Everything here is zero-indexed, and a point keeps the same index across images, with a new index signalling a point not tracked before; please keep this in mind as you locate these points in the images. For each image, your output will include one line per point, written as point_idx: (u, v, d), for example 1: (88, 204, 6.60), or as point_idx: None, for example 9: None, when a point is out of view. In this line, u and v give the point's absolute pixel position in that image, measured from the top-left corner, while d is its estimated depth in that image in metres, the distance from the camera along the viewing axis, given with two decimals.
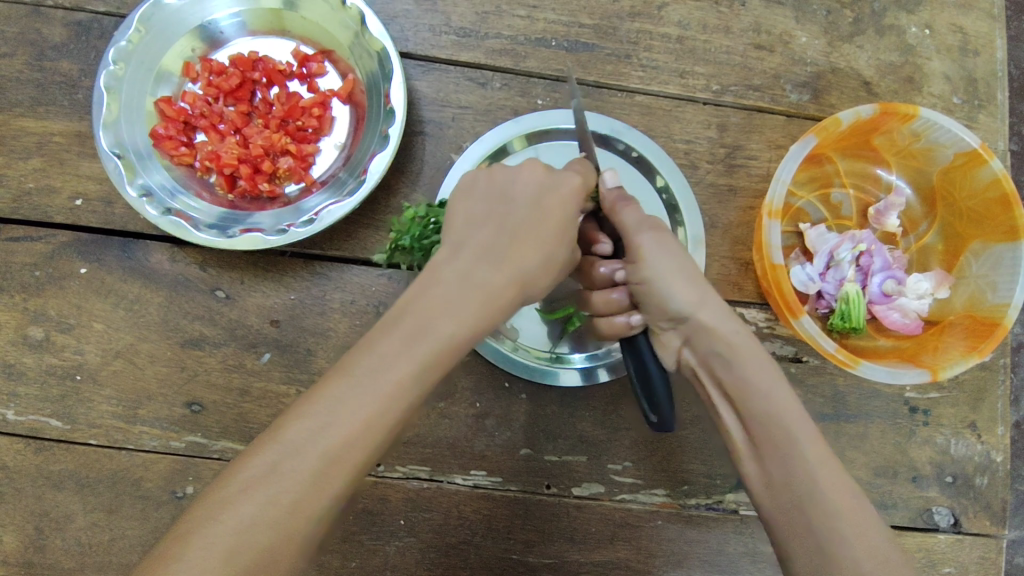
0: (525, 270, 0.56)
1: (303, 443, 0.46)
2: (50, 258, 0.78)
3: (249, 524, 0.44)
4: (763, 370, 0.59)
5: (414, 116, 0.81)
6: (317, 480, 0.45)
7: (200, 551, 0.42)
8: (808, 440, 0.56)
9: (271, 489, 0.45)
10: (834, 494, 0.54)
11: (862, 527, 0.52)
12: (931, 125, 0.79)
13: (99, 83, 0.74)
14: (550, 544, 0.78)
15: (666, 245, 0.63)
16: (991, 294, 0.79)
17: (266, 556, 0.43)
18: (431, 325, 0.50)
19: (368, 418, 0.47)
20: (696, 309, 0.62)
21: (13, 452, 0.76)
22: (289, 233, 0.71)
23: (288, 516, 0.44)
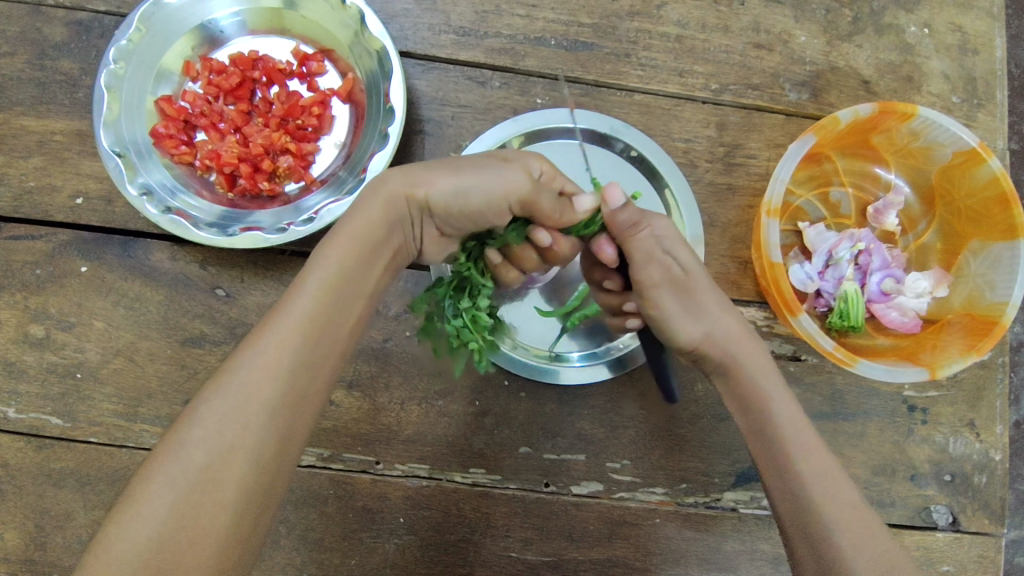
0: (411, 172, 0.58)
1: (224, 374, 0.49)
2: (51, 256, 0.78)
3: (186, 446, 0.47)
4: (762, 386, 0.63)
5: (414, 116, 0.81)
6: (242, 396, 0.48)
7: (151, 485, 0.46)
8: (806, 453, 0.60)
9: (200, 416, 0.48)
10: (833, 502, 0.58)
11: (861, 533, 0.57)
12: (930, 124, 0.80)
13: (100, 82, 0.74)
14: (548, 542, 0.78)
15: (675, 286, 0.62)
16: (989, 292, 0.79)
17: (203, 470, 0.46)
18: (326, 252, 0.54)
19: (280, 335, 0.50)
20: (703, 342, 0.64)
21: (14, 450, 0.76)
22: (289, 231, 0.71)
23: (220, 433, 0.47)
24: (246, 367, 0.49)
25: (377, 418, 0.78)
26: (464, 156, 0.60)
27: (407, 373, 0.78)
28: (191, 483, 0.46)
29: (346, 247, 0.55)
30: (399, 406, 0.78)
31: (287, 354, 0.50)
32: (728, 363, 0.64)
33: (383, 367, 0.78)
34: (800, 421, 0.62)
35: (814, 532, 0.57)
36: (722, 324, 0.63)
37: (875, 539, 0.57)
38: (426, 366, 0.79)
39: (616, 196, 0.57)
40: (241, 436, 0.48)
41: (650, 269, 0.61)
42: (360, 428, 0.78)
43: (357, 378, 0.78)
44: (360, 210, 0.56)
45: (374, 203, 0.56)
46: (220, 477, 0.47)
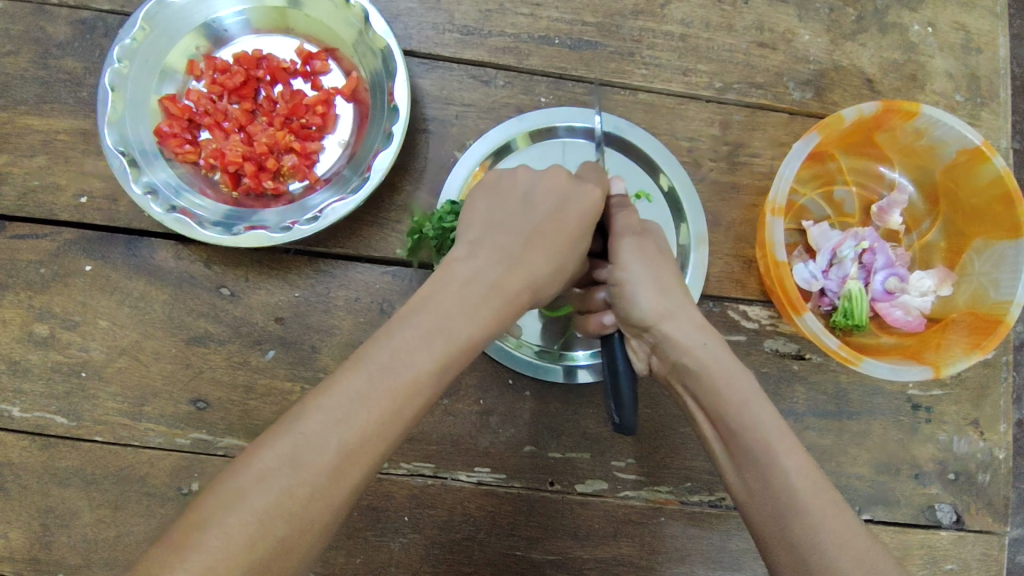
0: (536, 276, 0.59)
1: (321, 437, 0.46)
2: (55, 255, 0.78)
3: (266, 513, 0.43)
4: (733, 379, 0.60)
5: (418, 115, 0.81)
6: (348, 445, 0.47)
7: (215, 547, 0.41)
8: (782, 449, 0.56)
9: (288, 480, 0.44)
10: (813, 501, 0.53)
11: (846, 532, 0.52)
12: (935, 123, 0.79)
13: (103, 81, 0.74)
14: (553, 540, 0.78)
15: (646, 259, 0.65)
16: (994, 290, 0.79)
17: (277, 547, 0.43)
18: (449, 322, 0.53)
19: (395, 393, 0.49)
20: (661, 319, 0.63)
21: (19, 449, 0.76)
22: (294, 230, 0.72)
23: (304, 507, 0.44)
24: (358, 413, 0.47)
25: None
26: (560, 217, 0.60)
27: None
28: (263, 557, 0.42)
29: (466, 325, 0.53)
30: None
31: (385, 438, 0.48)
32: (699, 356, 0.61)
33: None
34: (774, 416, 0.58)
35: (796, 532, 0.52)
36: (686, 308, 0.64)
37: (861, 543, 0.51)
38: None
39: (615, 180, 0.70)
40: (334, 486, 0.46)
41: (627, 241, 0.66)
42: None
43: None
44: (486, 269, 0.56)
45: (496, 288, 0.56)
46: (292, 556, 0.44)
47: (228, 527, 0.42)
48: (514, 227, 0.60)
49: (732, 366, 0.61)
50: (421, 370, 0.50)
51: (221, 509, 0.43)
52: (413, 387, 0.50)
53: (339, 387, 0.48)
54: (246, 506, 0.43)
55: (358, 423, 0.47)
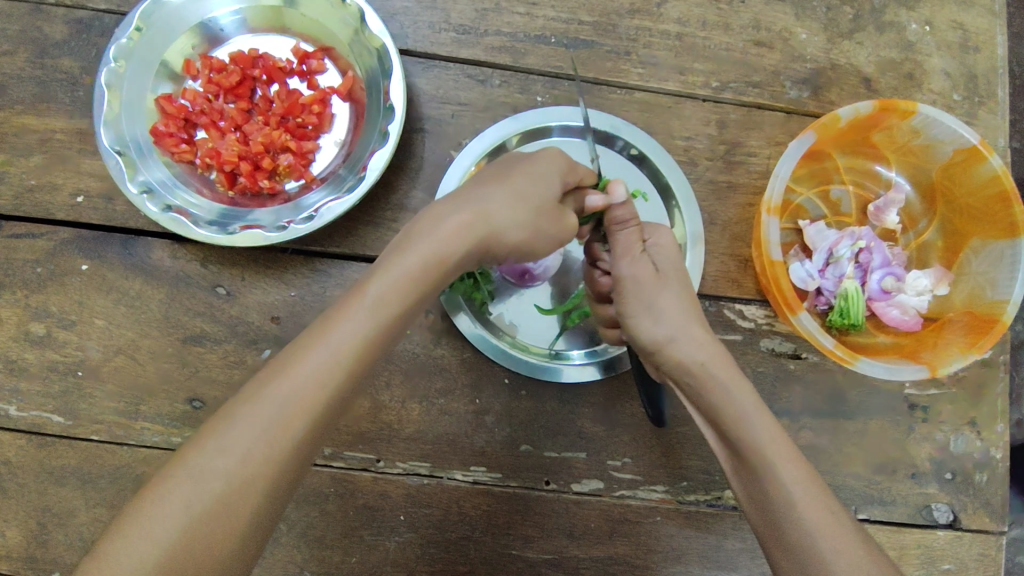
0: (484, 220, 0.55)
1: (247, 409, 0.46)
2: (52, 255, 0.79)
3: (206, 472, 0.45)
4: (729, 391, 0.59)
5: (413, 114, 0.81)
6: (274, 420, 0.46)
7: (157, 508, 0.44)
8: (779, 462, 0.57)
9: (215, 463, 0.45)
10: (809, 510, 0.55)
11: (843, 538, 0.53)
12: (931, 122, 0.79)
13: (100, 80, 0.74)
14: (549, 539, 0.78)
15: (642, 284, 0.63)
16: (991, 290, 0.79)
17: (213, 504, 0.44)
18: (388, 273, 0.51)
19: (321, 367, 0.48)
20: (665, 345, 0.61)
21: (16, 448, 0.77)
22: (289, 229, 0.72)
23: (239, 463, 0.45)
24: (283, 389, 0.47)
25: (378, 415, 0.78)
26: (523, 187, 0.57)
27: (408, 371, 0.79)
28: (200, 517, 0.44)
29: (410, 275, 0.52)
30: (399, 404, 0.78)
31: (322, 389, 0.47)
32: (698, 369, 0.60)
33: (384, 365, 0.79)
34: (772, 426, 0.58)
35: (795, 542, 0.54)
36: (686, 327, 0.61)
37: (855, 548, 0.53)
38: (426, 364, 0.79)
39: (618, 189, 0.61)
40: (265, 464, 0.45)
41: (625, 262, 0.63)
42: (360, 426, 0.78)
43: None
44: (433, 241, 0.53)
45: (437, 225, 0.54)
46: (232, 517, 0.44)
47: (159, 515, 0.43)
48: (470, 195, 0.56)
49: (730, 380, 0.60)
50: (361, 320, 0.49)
51: (152, 498, 0.44)
52: (355, 338, 0.49)
53: (268, 366, 0.48)
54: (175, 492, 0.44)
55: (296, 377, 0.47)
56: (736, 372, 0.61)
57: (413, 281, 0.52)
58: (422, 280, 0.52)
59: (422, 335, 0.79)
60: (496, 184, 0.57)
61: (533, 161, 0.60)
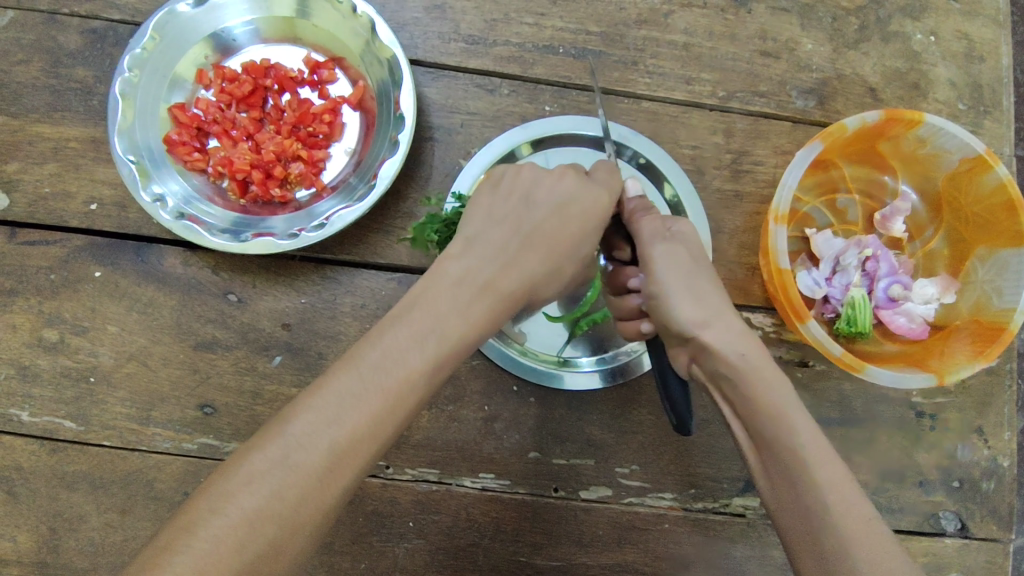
0: (532, 278, 0.58)
1: (312, 427, 0.47)
2: (65, 262, 0.79)
3: (252, 517, 0.44)
4: (764, 386, 0.57)
5: (423, 123, 0.82)
6: (335, 441, 0.47)
7: (195, 552, 0.43)
8: (814, 461, 0.54)
9: (277, 480, 0.46)
10: (844, 516, 0.51)
11: (884, 555, 0.49)
12: (937, 131, 0.80)
13: (114, 89, 0.76)
14: (557, 547, 0.79)
15: (671, 261, 0.63)
16: (997, 299, 0.79)
17: (263, 549, 0.44)
18: (442, 322, 0.52)
19: (385, 390, 0.49)
20: (700, 328, 0.61)
21: (28, 453, 0.77)
22: (301, 237, 0.72)
23: (293, 509, 0.46)
24: (346, 409, 0.48)
25: None
26: (562, 239, 0.60)
27: None
28: (249, 563, 0.44)
29: (474, 307, 0.54)
30: None
31: (371, 438, 0.48)
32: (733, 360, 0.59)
33: None
34: (810, 427, 0.55)
35: (828, 553, 0.51)
36: (723, 309, 0.61)
37: (892, 556, 0.49)
38: None
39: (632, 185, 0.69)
40: (324, 483, 0.47)
41: (655, 243, 0.64)
42: None
43: None
44: (482, 280, 0.55)
45: (487, 267, 0.56)
46: (281, 561, 0.45)
47: (215, 524, 0.44)
48: (513, 229, 0.58)
49: (765, 371, 0.58)
50: (411, 370, 0.50)
51: (207, 507, 0.45)
52: (404, 386, 0.50)
53: (327, 379, 0.49)
54: (232, 504, 0.45)
55: (347, 426, 0.48)
56: (775, 369, 0.59)
57: (474, 315, 0.54)
58: (482, 314, 0.54)
59: None
60: (541, 231, 0.59)
61: (567, 199, 0.61)
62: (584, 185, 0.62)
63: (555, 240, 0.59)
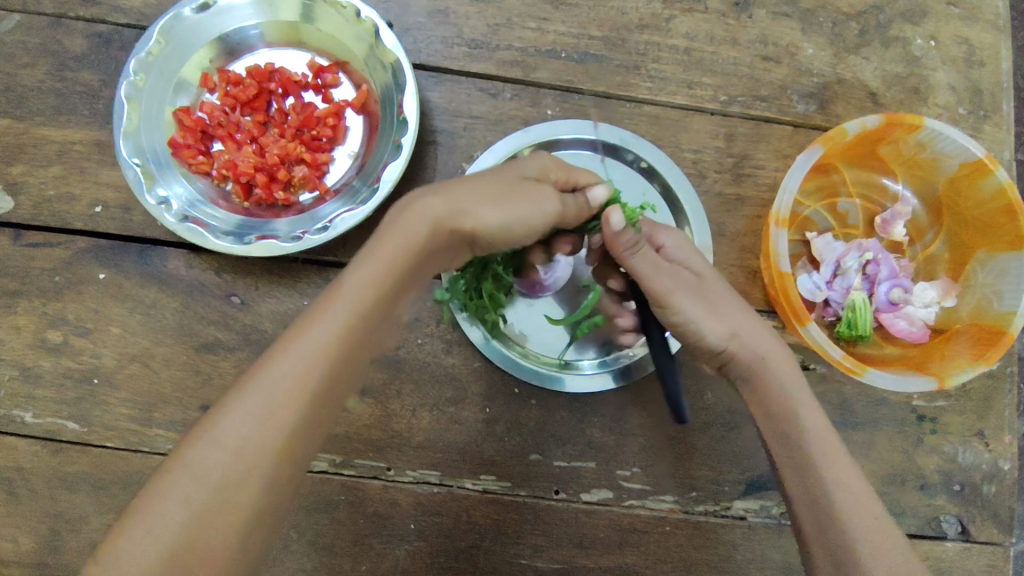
0: (456, 207, 0.60)
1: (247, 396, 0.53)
2: (69, 263, 0.80)
3: (208, 463, 0.51)
4: (788, 392, 0.64)
5: (426, 127, 0.83)
6: (271, 404, 0.53)
7: (169, 498, 0.50)
8: (829, 461, 0.61)
9: (221, 445, 0.51)
10: (853, 511, 0.59)
11: (885, 542, 0.58)
12: (937, 136, 0.80)
13: (119, 93, 0.76)
14: (558, 549, 0.79)
15: (694, 293, 0.64)
16: (997, 302, 0.80)
17: (218, 489, 0.51)
18: (353, 284, 0.56)
19: (307, 351, 0.54)
20: (729, 341, 0.65)
21: (30, 454, 0.77)
22: (304, 240, 0.73)
23: (238, 451, 0.52)
24: (275, 376, 0.53)
25: (388, 424, 0.79)
26: (493, 179, 0.63)
27: (419, 381, 0.79)
28: (204, 516, 0.50)
29: (384, 266, 0.57)
30: (410, 413, 0.79)
31: (306, 384, 0.53)
32: (757, 364, 0.64)
33: (394, 374, 0.79)
34: (827, 431, 0.62)
35: (832, 538, 0.59)
36: (748, 324, 0.65)
37: (893, 547, 0.58)
38: (437, 373, 0.80)
39: (615, 218, 0.60)
40: (265, 440, 0.52)
41: (664, 277, 0.63)
42: (371, 435, 0.79)
43: (369, 385, 0.79)
44: (396, 233, 0.58)
45: (403, 225, 0.59)
46: (238, 499, 0.51)
47: (174, 492, 0.50)
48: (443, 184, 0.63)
49: (789, 379, 0.64)
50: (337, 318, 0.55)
51: (165, 480, 0.51)
52: (332, 333, 0.55)
53: (262, 356, 0.55)
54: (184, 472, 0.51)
55: (280, 388, 0.53)
56: (796, 373, 0.65)
57: (385, 273, 0.57)
58: (394, 271, 0.58)
59: (433, 344, 0.80)
60: (466, 180, 0.63)
61: (514, 165, 0.66)
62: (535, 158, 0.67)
63: (485, 180, 0.62)
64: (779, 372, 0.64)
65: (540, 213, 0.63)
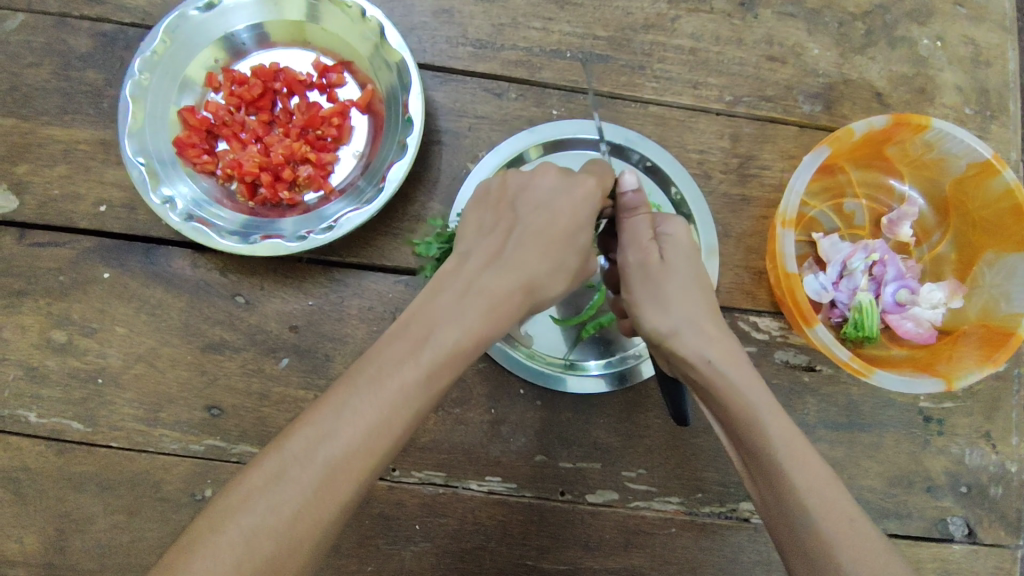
0: (540, 289, 0.58)
1: (313, 447, 0.48)
2: (74, 263, 0.80)
3: (266, 508, 0.46)
4: (743, 397, 0.59)
5: (431, 127, 0.83)
6: (335, 461, 0.48)
7: (212, 552, 0.44)
8: (795, 465, 0.56)
9: (278, 497, 0.46)
10: (827, 520, 0.54)
11: (859, 545, 0.52)
12: (945, 136, 0.80)
13: (125, 92, 0.76)
14: (564, 550, 0.78)
15: (648, 278, 0.64)
16: (1005, 303, 0.79)
17: (272, 548, 0.45)
18: (440, 340, 0.52)
19: (384, 410, 0.49)
20: (670, 339, 0.62)
21: (36, 454, 0.77)
22: (309, 239, 0.73)
23: (289, 527, 0.46)
24: (343, 429, 0.48)
25: None
26: (566, 250, 0.60)
27: None
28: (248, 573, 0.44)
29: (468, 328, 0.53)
30: None
31: (383, 440, 0.49)
32: (707, 369, 0.60)
33: None
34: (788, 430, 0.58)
35: (807, 545, 0.54)
36: (697, 323, 0.62)
37: (877, 557, 0.52)
38: None
39: (628, 178, 0.66)
40: (326, 500, 0.47)
41: (636, 250, 0.64)
42: None
43: None
44: (488, 299, 0.55)
45: (497, 288, 0.56)
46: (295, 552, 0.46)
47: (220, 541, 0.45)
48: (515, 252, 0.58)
49: (745, 378, 0.60)
50: (412, 387, 0.50)
51: (211, 529, 0.46)
52: (416, 389, 0.50)
53: (325, 401, 0.50)
54: (233, 524, 0.45)
55: (347, 441, 0.48)
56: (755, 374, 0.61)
57: (472, 333, 0.53)
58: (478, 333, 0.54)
59: None
60: (540, 250, 0.58)
61: (556, 198, 0.61)
62: (572, 179, 0.62)
63: (557, 254, 0.59)
64: (729, 372, 0.60)
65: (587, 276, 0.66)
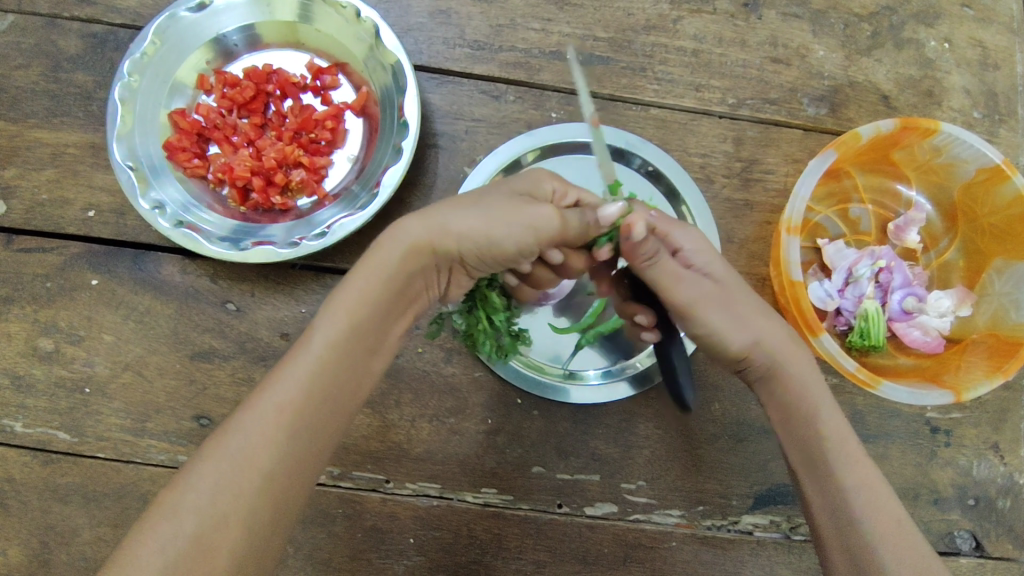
0: (446, 220, 0.55)
1: (235, 426, 0.50)
2: (62, 269, 0.78)
3: (194, 488, 0.48)
4: (803, 394, 0.63)
5: (427, 130, 0.81)
6: (256, 436, 0.49)
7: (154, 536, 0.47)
8: (846, 462, 0.60)
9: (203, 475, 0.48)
10: (873, 515, 0.58)
11: (901, 541, 0.57)
12: (953, 140, 0.78)
13: (113, 94, 0.75)
14: (561, 564, 0.76)
15: (716, 300, 0.61)
16: (1015, 312, 0.77)
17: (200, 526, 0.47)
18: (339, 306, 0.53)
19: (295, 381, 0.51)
20: (753, 350, 0.62)
21: (21, 464, 0.75)
22: (301, 246, 0.71)
23: (212, 501, 0.48)
24: (262, 408, 0.50)
25: (387, 435, 0.77)
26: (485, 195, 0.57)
27: (418, 391, 0.77)
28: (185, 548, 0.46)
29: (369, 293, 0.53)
30: (409, 423, 0.77)
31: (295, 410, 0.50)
32: (770, 363, 0.62)
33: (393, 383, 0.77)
34: (842, 429, 0.62)
35: (851, 543, 0.58)
36: (770, 328, 0.63)
37: (915, 550, 0.57)
38: (437, 383, 0.77)
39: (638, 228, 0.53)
40: (248, 472, 0.49)
41: (690, 287, 0.59)
42: (369, 446, 0.77)
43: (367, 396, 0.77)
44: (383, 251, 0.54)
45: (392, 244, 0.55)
46: (225, 527, 0.48)
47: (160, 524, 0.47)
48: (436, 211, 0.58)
49: (806, 375, 0.63)
50: (307, 365, 0.51)
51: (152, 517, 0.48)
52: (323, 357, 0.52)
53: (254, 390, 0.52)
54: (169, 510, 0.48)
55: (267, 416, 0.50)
56: (813, 371, 0.64)
57: (373, 297, 0.53)
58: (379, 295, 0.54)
59: (433, 353, 0.78)
60: (451, 199, 0.58)
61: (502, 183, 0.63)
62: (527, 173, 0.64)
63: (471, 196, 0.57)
64: (794, 369, 0.62)
65: (532, 224, 0.55)
